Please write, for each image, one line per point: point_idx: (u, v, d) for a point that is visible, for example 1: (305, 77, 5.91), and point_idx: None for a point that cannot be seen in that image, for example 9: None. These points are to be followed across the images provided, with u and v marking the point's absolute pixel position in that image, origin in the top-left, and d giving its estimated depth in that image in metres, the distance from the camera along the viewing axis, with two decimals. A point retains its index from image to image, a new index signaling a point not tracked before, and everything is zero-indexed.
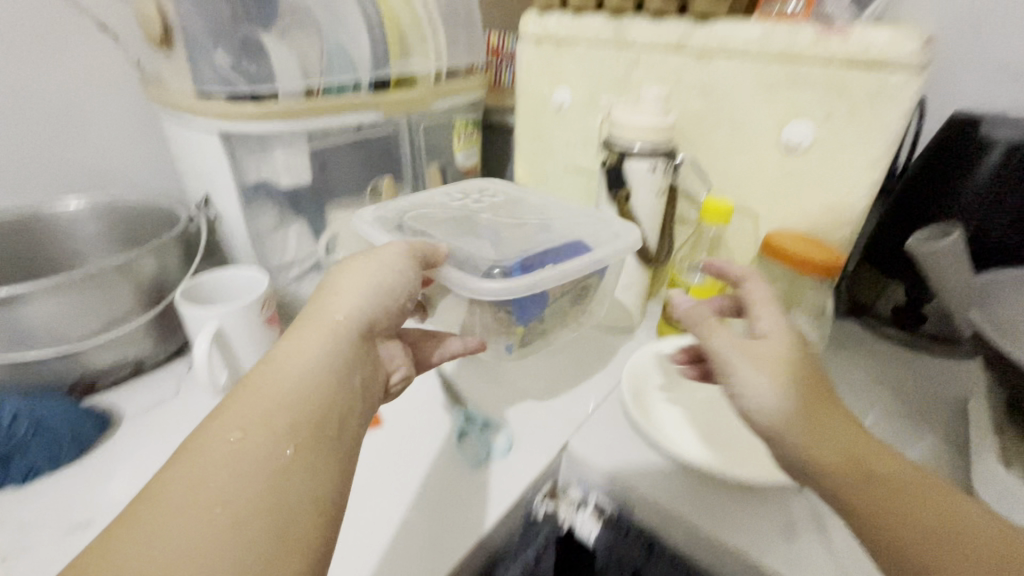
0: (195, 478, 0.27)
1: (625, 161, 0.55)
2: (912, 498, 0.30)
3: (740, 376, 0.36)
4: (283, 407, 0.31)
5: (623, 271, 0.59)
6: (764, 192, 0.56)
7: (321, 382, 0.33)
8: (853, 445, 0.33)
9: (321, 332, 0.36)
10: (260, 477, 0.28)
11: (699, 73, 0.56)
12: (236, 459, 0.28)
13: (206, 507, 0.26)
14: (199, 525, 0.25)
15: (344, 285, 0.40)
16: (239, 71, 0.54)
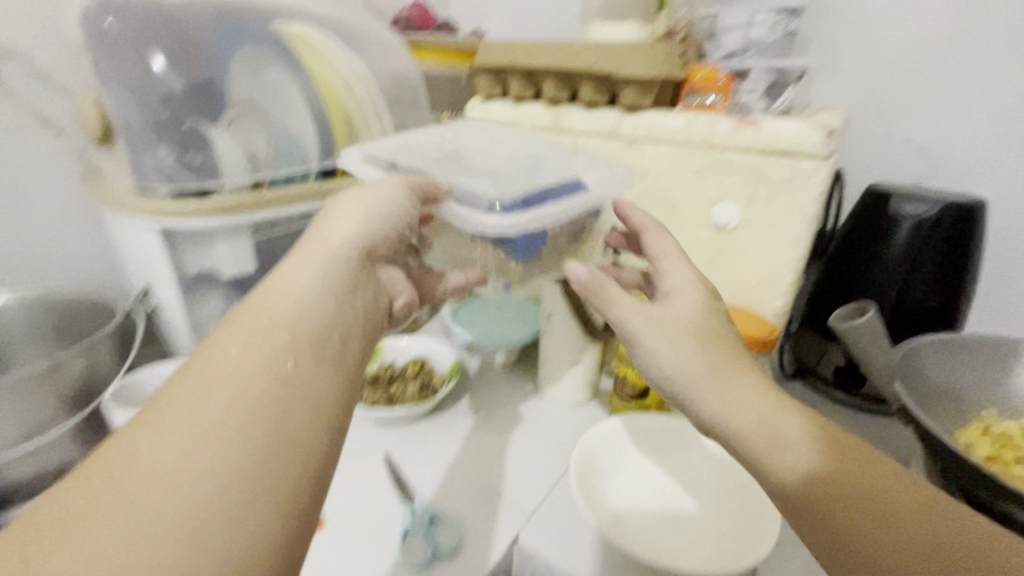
0: (179, 405, 0.24)
1: None
2: (835, 467, 0.29)
3: (651, 348, 0.37)
4: (283, 324, 0.29)
5: (570, 346, 0.61)
6: (700, 267, 0.58)
7: (322, 303, 0.31)
8: (772, 412, 0.33)
9: (316, 259, 0.34)
10: (259, 392, 0.26)
11: (631, 158, 0.59)
12: (235, 374, 0.26)
13: (202, 425, 0.24)
14: (191, 445, 0.23)
15: (341, 214, 0.37)
16: (183, 165, 0.55)
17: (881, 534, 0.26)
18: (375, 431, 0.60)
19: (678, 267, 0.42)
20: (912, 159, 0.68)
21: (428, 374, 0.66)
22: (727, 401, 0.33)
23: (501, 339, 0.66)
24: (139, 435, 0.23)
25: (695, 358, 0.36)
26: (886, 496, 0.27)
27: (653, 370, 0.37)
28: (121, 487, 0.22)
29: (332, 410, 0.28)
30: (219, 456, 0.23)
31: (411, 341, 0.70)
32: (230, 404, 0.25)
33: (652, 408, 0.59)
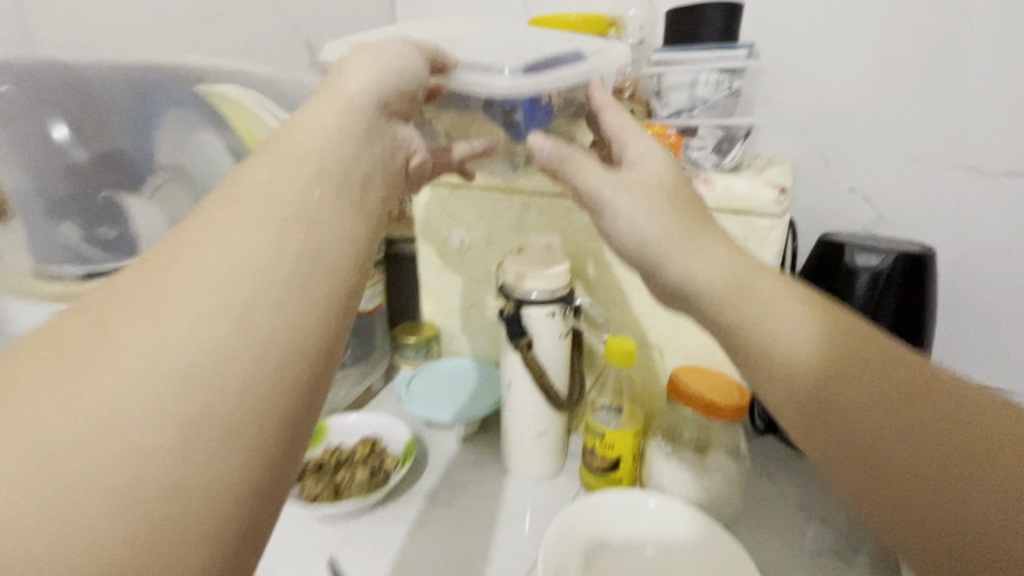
0: (202, 231, 0.24)
1: (523, 309, 0.53)
2: (829, 351, 0.31)
3: (619, 207, 0.41)
4: (313, 158, 0.28)
5: (534, 417, 0.56)
6: (663, 327, 0.56)
7: (344, 146, 0.31)
8: (754, 280, 0.36)
9: (327, 104, 0.32)
10: (293, 219, 0.26)
11: (585, 217, 0.57)
12: (269, 198, 0.25)
13: (239, 252, 0.23)
14: (231, 264, 0.23)
15: (363, 59, 0.36)
16: (93, 242, 0.50)
17: (872, 413, 0.28)
18: (319, 531, 0.53)
19: (642, 141, 0.43)
20: (856, 206, 0.71)
21: (380, 455, 0.59)
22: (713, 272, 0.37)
23: (460, 411, 0.62)
24: (164, 254, 0.23)
25: (667, 221, 0.39)
26: (875, 375, 0.29)
27: (618, 236, 0.41)
28: (142, 305, 0.21)
29: (347, 253, 0.27)
30: (237, 285, 0.23)
31: (359, 418, 0.63)
32: (254, 234, 0.24)
33: (625, 482, 0.55)
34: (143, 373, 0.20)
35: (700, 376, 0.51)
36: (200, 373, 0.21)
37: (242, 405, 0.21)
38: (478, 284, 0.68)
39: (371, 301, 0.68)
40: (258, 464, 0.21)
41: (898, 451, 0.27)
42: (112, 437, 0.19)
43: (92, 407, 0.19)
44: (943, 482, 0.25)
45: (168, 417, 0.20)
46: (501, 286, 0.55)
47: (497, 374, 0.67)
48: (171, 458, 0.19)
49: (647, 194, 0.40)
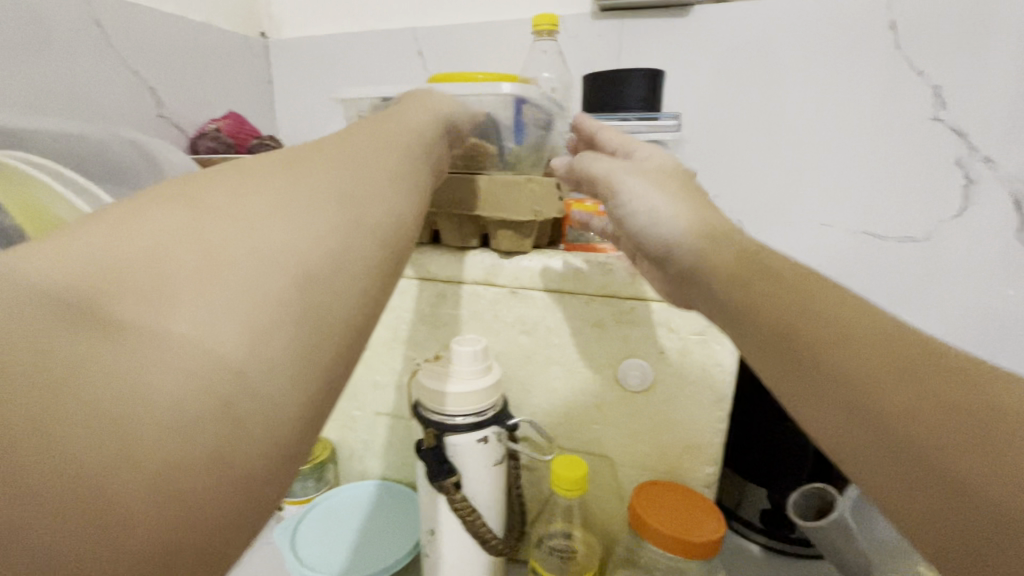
0: (351, 136, 0.28)
1: (445, 438, 0.41)
2: (806, 295, 0.26)
3: (631, 191, 0.36)
4: (421, 124, 0.35)
5: (466, 571, 0.44)
6: (613, 436, 0.47)
7: (434, 123, 0.36)
8: (762, 252, 0.30)
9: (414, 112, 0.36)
10: (407, 153, 0.30)
11: (515, 310, 0.48)
12: (391, 133, 0.31)
13: (382, 159, 0.27)
14: (377, 159, 0.27)
15: (435, 95, 0.41)
16: None
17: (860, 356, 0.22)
18: None
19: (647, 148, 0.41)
20: None
21: None
22: (711, 249, 0.31)
23: (369, 564, 0.47)
24: (315, 150, 0.25)
25: (675, 197, 0.35)
26: (864, 321, 0.23)
27: (634, 207, 0.36)
28: (288, 171, 0.22)
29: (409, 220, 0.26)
30: (364, 190, 0.24)
31: None
32: (378, 162, 0.27)
33: None
34: (290, 215, 0.20)
35: (657, 503, 0.43)
36: (330, 241, 0.21)
37: (351, 302, 0.21)
38: (383, 390, 0.55)
39: None
40: (341, 361, 0.20)
41: (900, 406, 0.20)
42: (317, 231, 0.21)
43: (250, 222, 0.19)
44: (944, 439, 0.19)
45: (303, 258, 0.19)
46: (416, 407, 0.44)
47: (412, 502, 0.54)
48: (306, 301, 0.19)
49: (661, 185, 0.36)
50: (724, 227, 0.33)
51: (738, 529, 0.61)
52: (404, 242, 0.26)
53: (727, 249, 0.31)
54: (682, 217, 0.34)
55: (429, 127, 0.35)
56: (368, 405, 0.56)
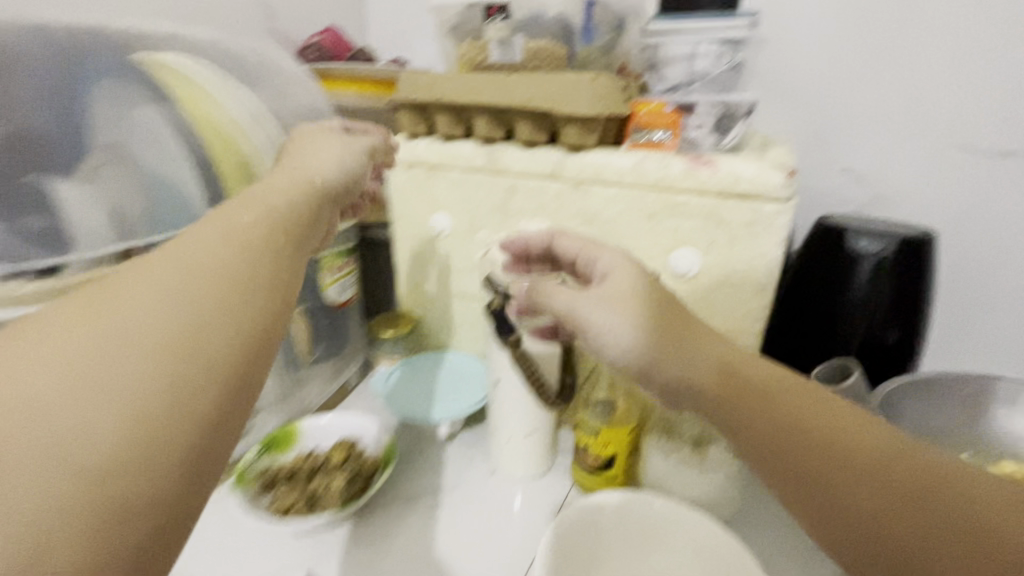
0: (195, 230, 0.25)
1: (510, 302, 0.49)
2: (821, 438, 0.33)
3: (602, 328, 0.43)
4: (286, 195, 0.31)
5: (524, 415, 0.53)
6: None
7: (303, 190, 0.33)
8: (709, 343, 0.41)
9: (292, 187, 0.33)
10: (266, 230, 0.27)
11: (577, 202, 0.53)
12: (254, 213, 0.28)
13: (230, 251, 0.24)
14: (221, 254, 0.24)
15: (317, 163, 0.38)
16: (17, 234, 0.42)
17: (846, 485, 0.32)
18: (294, 540, 0.49)
19: (608, 253, 0.48)
20: (852, 187, 0.67)
21: (359, 459, 0.55)
22: (685, 365, 0.40)
23: (444, 406, 0.58)
24: (138, 266, 0.22)
25: (642, 327, 0.42)
26: (873, 443, 0.32)
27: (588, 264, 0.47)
28: (80, 320, 0.20)
29: (267, 311, 0.24)
30: (197, 315, 0.21)
31: (336, 418, 0.59)
32: (210, 260, 0.23)
33: (620, 480, 0.53)
34: (78, 387, 0.18)
35: None
36: (131, 405, 0.19)
37: (168, 454, 0.19)
38: (460, 274, 0.64)
39: (342, 294, 0.65)
40: (159, 525, 0.19)
41: (898, 532, 0.29)
42: (118, 387, 0.19)
43: (31, 416, 0.17)
44: (925, 548, 0.28)
45: (88, 435, 0.18)
46: (487, 278, 0.51)
47: (481, 370, 0.64)
48: (94, 482, 0.17)
49: (620, 309, 0.43)
50: (681, 325, 0.42)
51: None
52: (263, 337, 0.23)
53: (707, 364, 0.39)
54: (652, 347, 0.41)
55: (303, 199, 0.32)
56: (447, 287, 0.65)
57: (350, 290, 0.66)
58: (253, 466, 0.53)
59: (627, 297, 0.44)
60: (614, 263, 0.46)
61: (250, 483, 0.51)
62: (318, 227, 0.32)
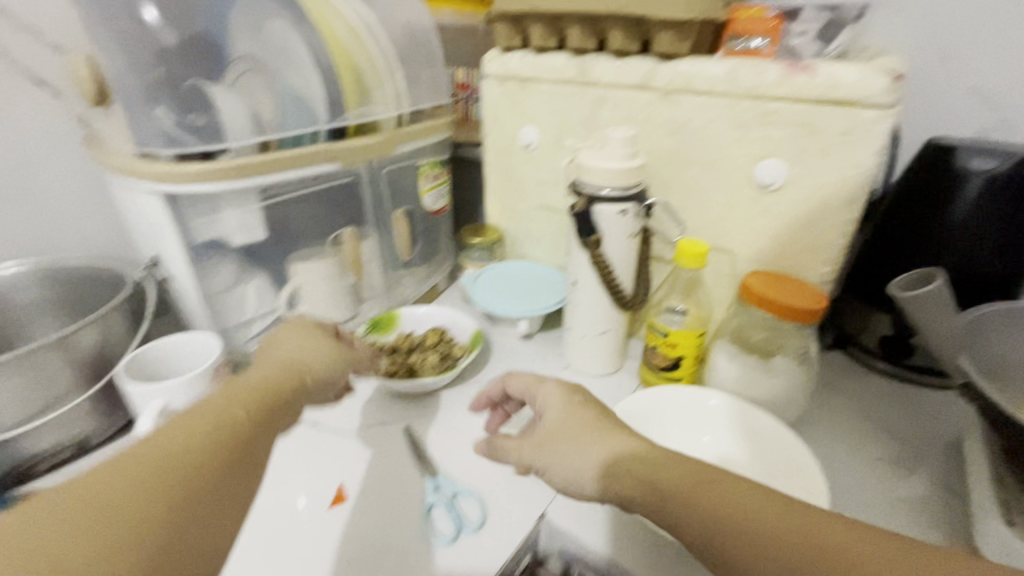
0: (191, 425, 0.31)
1: (594, 206, 0.52)
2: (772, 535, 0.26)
3: (560, 468, 0.36)
4: (266, 389, 0.37)
5: (599, 313, 0.58)
6: (739, 231, 0.54)
7: (283, 381, 0.38)
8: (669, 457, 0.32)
9: (267, 387, 0.37)
10: (246, 430, 0.32)
11: (665, 112, 0.54)
12: (239, 408, 0.33)
13: (214, 454, 0.29)
14: (206, 458, 0.29)
15: (300, 355, 0.42)
16: (185, 126, 0.50)
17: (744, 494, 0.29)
18: (395, 403, 0.58)
19: (546, 387, 0.42)
20: (977, 110, 0.60)
21: (448, 343, 0.63)
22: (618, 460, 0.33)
23: (524, 306, 0.64)
24: (134, 462, 0.27)
25: (580, 441, 0.36)
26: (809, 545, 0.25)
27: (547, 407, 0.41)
28: (78, 516, 0.24)
29: (224, 517, 0.28)
30: (176, 519, 0.26)
31: (430, 310, 0.67)
32: (197, 461, 0.29)
33: (686, 380, 0.57)
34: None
35: (769, 281, 0.50)
36: None
37: None
38: (545, 187, 0.67)
39: (436, 201, 0.72)
40: None
41: None
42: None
43: None
44: None
45: None
46: (572, 184, 0.54)
47: (560, 278, 0.69)
48: None
49: (580, 446, 0.35)
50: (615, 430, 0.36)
51: (860, 356, 0.64)
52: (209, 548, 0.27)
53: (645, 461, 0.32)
54: (586, 458, 0.35)
55: (274, 403, 0.36)
56: (532, 200, 0.69)
57: (444, 199, 0.73)
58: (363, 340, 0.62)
59: (572, 435, 0.36)
60: (550, 396, 0.41)
61: None
62: (283, 407, 0.37)
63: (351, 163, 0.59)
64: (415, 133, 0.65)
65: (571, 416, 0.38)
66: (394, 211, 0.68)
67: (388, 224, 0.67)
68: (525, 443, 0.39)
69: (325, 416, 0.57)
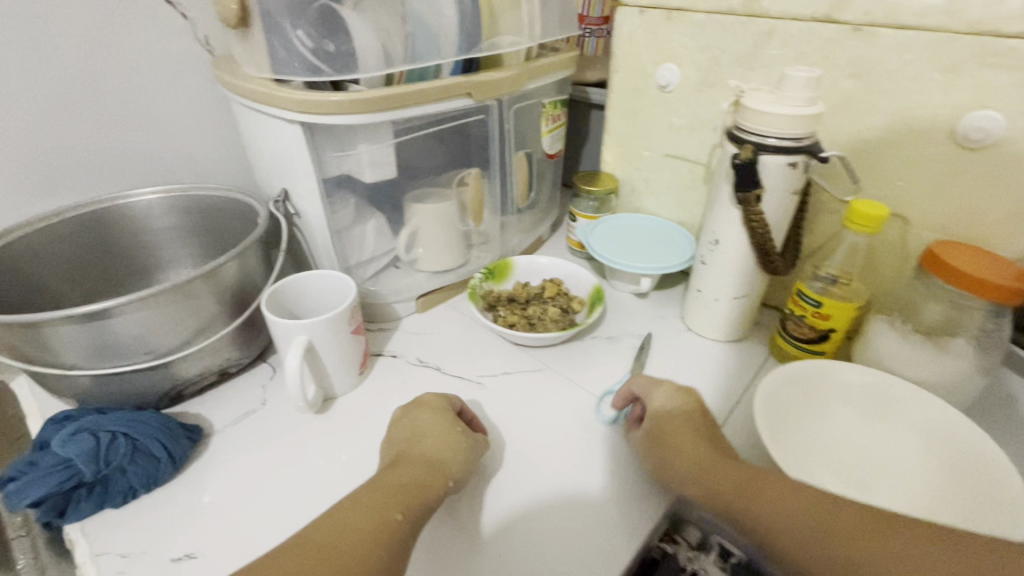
0: (336, 515, 0.36)
1: (760, 156, 0.46)
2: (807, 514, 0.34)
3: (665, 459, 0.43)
4: (399, 487, 0.39)
5: (737, 276, 0.54)
6: (922, 194, 0.48)
7: (416, 474, 0.40)
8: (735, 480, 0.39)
9: (410, 485, 0.39)
10: (375, 517, 0.36)
11: (851, 49, 0.46)
12: (368, 506, 0.37)
13: (355, 541, 0.34)
14: (349, 540, 0.34)
15: (429, 438, 0.43)
16: (321, 55, 0.47)
17: (772, 509, 0.35)
18: (513, 355, 0.58)
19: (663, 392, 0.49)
20: None
21: (567, 297, 0.61)
22: (708, 478, 0.40)
23: (648, 262, 0.61)
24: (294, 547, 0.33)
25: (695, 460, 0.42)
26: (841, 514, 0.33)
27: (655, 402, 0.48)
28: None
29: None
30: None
31: (551, 263, 0.64)
32: (339, 543, 0.33)
33: (828, 355, 0.53)
34: None
35: (956, 251, 0.45)
36: None
37: None
38: (677, 133, 0.61)
39: (553, 145, 0.68)
40: None
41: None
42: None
43: None
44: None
45: None
46: (733, 131, 0.49)
47: (685, 234, 0.64)
48: None
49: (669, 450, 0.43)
50: (711, 462, 0.41)
51: None
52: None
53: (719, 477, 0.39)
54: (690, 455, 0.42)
55: (419, 505, 0.38)
56: (659, 147, 0.64)
57: (560, 143, 0.69)
58: (480, 287, 0.61)
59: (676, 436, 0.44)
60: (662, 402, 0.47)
61: (479, 300, 0.60)
62: (411, 500, 0.38)
63: (483, 100, 0.55)
64: (544, 68, 0.60)
65: (670, 419, 0.45)
66: (514, 154, 0.64)
67: (507, 166, 0.64)
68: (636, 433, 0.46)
69: (446, 361, 0.57)
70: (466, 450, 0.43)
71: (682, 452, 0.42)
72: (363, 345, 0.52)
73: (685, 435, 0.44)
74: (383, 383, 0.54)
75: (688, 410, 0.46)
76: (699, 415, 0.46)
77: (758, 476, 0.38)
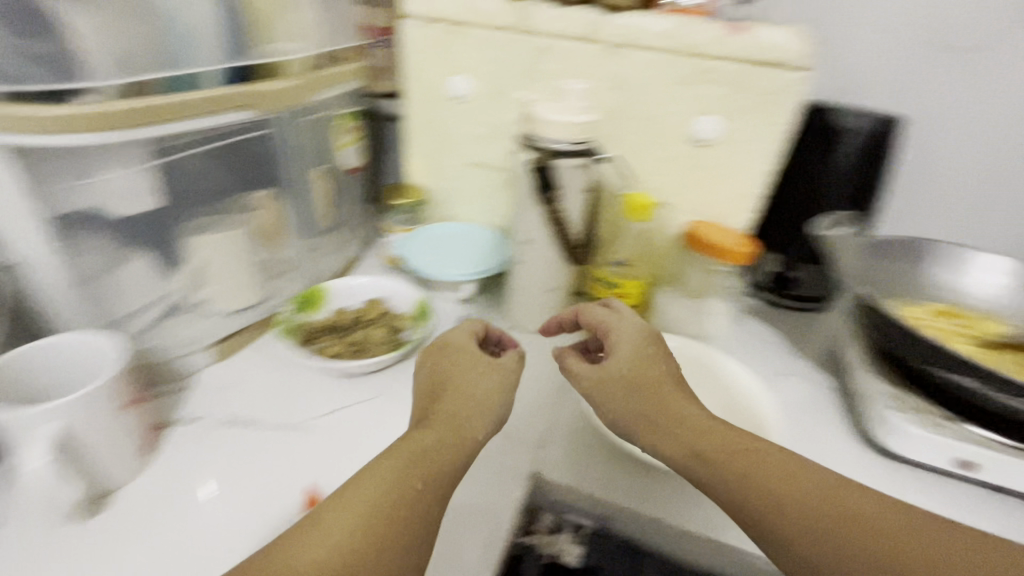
0: (352, 487, 0.32)
1: (552, 160, 0.51)
2: (800, 494, 0.33)
3: (626, 415, 0.40)
4: (420, 452, 0.34)
5: (548, 270, 0.59)
6: (674, 183, 0.58)
7: (440, 433, 0.36)
8: (718, 448, 0.36)
9: (430, 450, 0.35)
10: (398, 483, 0.32)
11: (609, 66, 0.54)
12: (390, 474, 0.33)
13: (371, 519, 0.30)
14: (365, 522, 0.30)
15: (451, 393, 0.39)
16: (26, 57, 0.36)
17: (773, 495, 0.33)
18: (339, 386, 0.53)
19: (614, 318, 0.45)
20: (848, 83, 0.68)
21: (390, 316, 0.58)
22: (684, 450, 0.37)
23: (464, 266, 0.62)
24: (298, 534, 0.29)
25: (665, 420, 0.39)
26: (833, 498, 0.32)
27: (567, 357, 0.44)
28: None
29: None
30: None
31: (366, 282, 0.61)
32: (347, 526, 0.30)
33: None
34: None
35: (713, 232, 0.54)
36: None
37: None
38: (476, 142, 0.64)
39: (353, 157, 0.65)
40: None
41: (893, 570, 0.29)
42: None
43: None
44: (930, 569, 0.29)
45: None
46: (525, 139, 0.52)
47: (496, 236, 0.68)
48: None
49: (631, 401, 0.40)
50: (687, 424, 0.38)
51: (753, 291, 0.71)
52: None
53: (698, 443, 0.37)
54: (650, 418, 0.39)
55: (447, 466, 0.35)
56: (459, 155, 0.66)
57: (359, 156, 0.67)
58: (292, 320, 0.56)
59: (648, 385, 0.40)
60: (625, 328, 0.44)
61: (293, 335, 0.54)
62: (442, 454, 0.35)
63: (263, 113, 0.49)
64: (330, 79, 0.57)
65: (640, 356, 0.42)
66: (310, 170, 0.59)
67: (304, 183, 0.58)
68: (580, 364, 0.43)
69: (261, 412, 0.49)
70: (498, 376, 0.41)
71: (666, 411, 0.39)
72: (143, 416, 0.42)
73: (662, 392, 0.40)
74: (181, 458, 0.44)
75: (657, 346, 0.43)
76: (660, 351, 0.43)
77: (756, 450, 0.36)
